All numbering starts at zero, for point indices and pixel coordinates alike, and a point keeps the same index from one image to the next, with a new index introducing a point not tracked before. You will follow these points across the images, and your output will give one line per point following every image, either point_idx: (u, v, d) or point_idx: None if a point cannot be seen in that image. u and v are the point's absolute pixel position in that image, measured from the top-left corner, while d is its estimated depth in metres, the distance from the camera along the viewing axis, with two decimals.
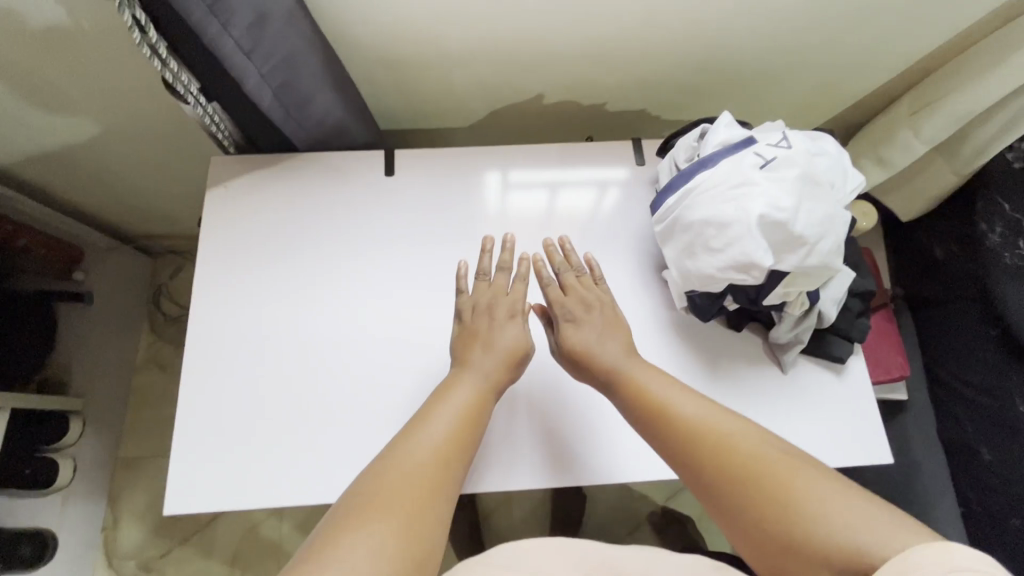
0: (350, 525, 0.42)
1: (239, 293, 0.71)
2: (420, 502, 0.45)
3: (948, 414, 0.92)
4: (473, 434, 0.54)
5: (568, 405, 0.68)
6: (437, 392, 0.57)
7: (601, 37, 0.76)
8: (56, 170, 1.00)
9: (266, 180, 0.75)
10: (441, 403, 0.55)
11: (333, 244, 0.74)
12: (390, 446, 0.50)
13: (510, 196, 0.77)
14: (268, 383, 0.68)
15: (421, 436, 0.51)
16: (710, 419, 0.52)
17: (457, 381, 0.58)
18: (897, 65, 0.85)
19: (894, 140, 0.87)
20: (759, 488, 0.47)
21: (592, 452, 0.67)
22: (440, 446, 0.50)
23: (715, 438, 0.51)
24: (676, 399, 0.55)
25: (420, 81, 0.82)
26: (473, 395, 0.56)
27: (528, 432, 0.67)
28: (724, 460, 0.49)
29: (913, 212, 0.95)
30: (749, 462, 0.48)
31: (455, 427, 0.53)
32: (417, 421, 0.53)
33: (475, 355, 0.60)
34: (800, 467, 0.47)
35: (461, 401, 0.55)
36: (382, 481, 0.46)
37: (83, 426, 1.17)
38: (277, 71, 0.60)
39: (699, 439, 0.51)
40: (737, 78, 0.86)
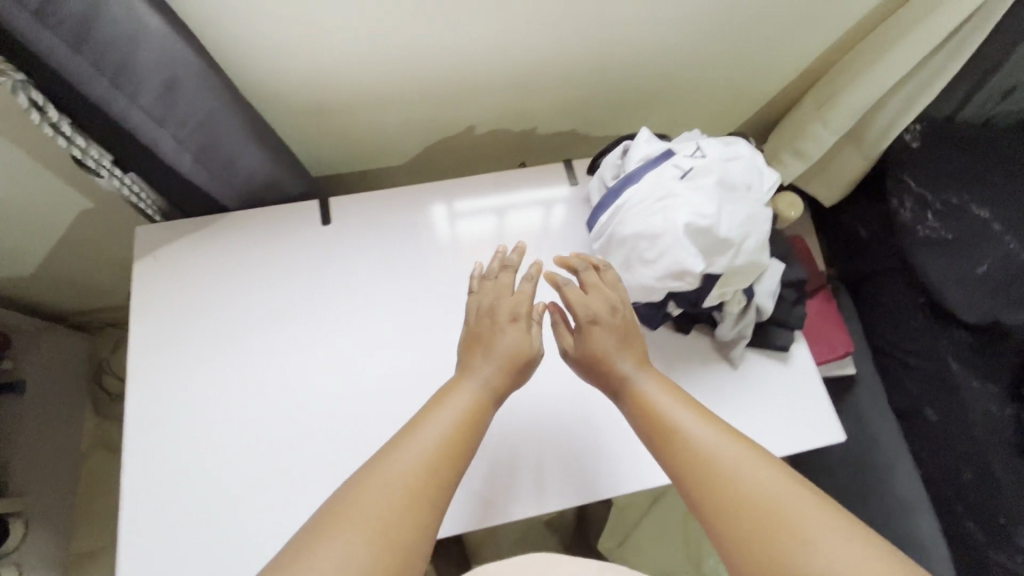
0: (326, 531, 0.44)
1: (182, 363, 0.68)
2: (399, 511, 0.46)
3: (894, 382, 0.98)
4: (466, 442, 0.53)
5: (592, 421, 0.69)
6: (434, 396, 0.57)
7: (521, 66, 0.79)
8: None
9: (199, 243, 0.72)
10: (436, 409, 0.54)
11: (276, 299, 0.72)
12: (379, 454, 0.50)
13: (459, 225, 0.77)
14: (223, 454, 0.65)
15: (411, 443, 0.50)
16: (717, 449, 0.50)
17: (454, 386, 0.57)
18: (796, 64, 0.91)
19: (806, 133, 0.93)
20: (750, 526, 0.45)
21: (626, 459, 0.69)
22: (428, 454, 0.50)
23: (718, 468, 0.49)
24: (682, 421, 0.53)
25: (349, 127, 0.82)
26: (470, 400, 0.55)
27: (546, 454, 0.68)
28: (723, 494, 0.48)
29: (834, 196, 1.01)
30: (745, 499, 0.47)
31: (448, 435, 0.52)
32: (412, 425, 0.52)
33: (475, 360, 0.59)
34: (800, 512, 0.45)
35: (456, 407, 0.54)
36: (362, 489, 0.46)
37: (25, 528, 1.08)
38: (195, 135, 0.59)
39: (699, 467, 0.49)
40: (654, 91, 0.91)
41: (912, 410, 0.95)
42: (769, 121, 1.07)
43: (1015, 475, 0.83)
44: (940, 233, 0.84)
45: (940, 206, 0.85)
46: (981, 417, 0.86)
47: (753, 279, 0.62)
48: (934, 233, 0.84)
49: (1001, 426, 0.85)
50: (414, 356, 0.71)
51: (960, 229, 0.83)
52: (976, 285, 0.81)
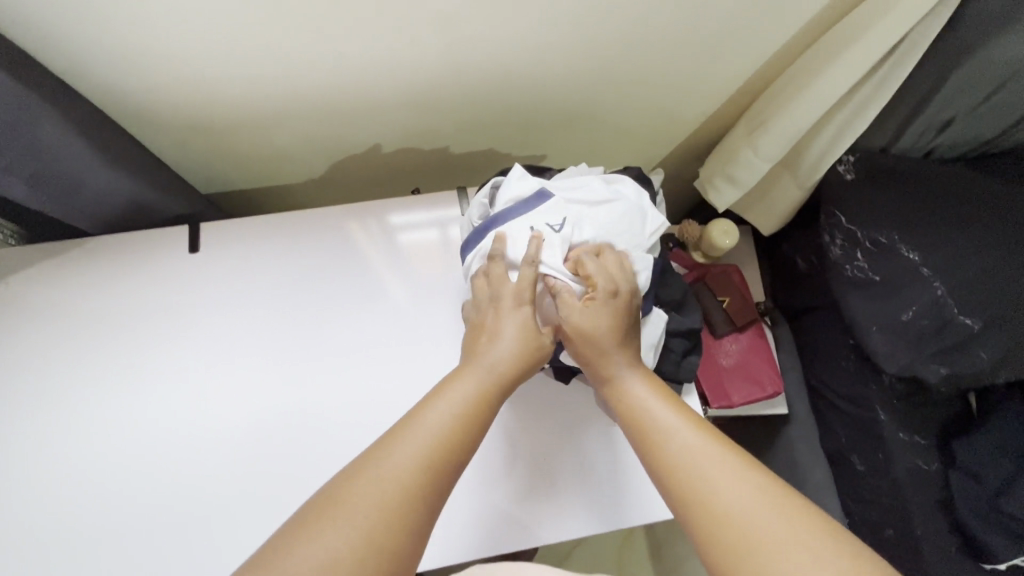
0: (306, 533, 0.40)
1: (25, 401, 0.64)
2: (394, 510, 0.42)
3: (825, 424, 0.93)
4: (474, 432, 0.49)
5: (555, 451, 0.65)
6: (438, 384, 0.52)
7: (416, 87, 0.73)
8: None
9: (60, 269, 0.68)
10: (438, 398, 0.50)
11: (137, 333, 0.68)
12: (372, 448, 0.46)
13: (398, 239, 0.73)
14: (62, 498, 0.61)
15: (413, 433, 0.47)
16: (700, 458, 0.47)
17: (463, 371, 0.53)
18: (728, 86, 0.85)
19: (738, 160, 0.88)
20: (732, 540, 0.42)
21: (598, 494, 0.64)
22: (433, 445, 0.46)
23: (696, 477, 0.45)
24: (664, 426, 0.50)
25: (238, 146, 0.77)
26: (477, 387, 0.51)
27: (525, 476, 0.64)
28: (701, 505, 0.44)
29: (772, 225, 0.96)
30: (728, 513, 0.43)
31: (452, 427, 0.48)
32: (414, 413, 0.48)
33: (481, 346, 0.54)
34: (785, 528, 0.41)
35: (461, 395, 0.50)
36: (351, 484, 0.43)
37: None
38: (22, 160, 0.55)
39: (681, 473, 0.46)
40: (574, 112, 0.85)
41: (841, 455, 0.90)
42: (710, 142, 1.01)
43: (937, 533, 0.80)
44: (868, 274, 0.81)
45: (868, 244, 0.81)
46: (906, 471, 0.82)
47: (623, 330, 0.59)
48: (862, 273, 0.81)
49: (929, 481, 0.81)
50: (280, 397, 0.66)
51: (888, 271, 0.79)
52: (899, 332, 0.78)
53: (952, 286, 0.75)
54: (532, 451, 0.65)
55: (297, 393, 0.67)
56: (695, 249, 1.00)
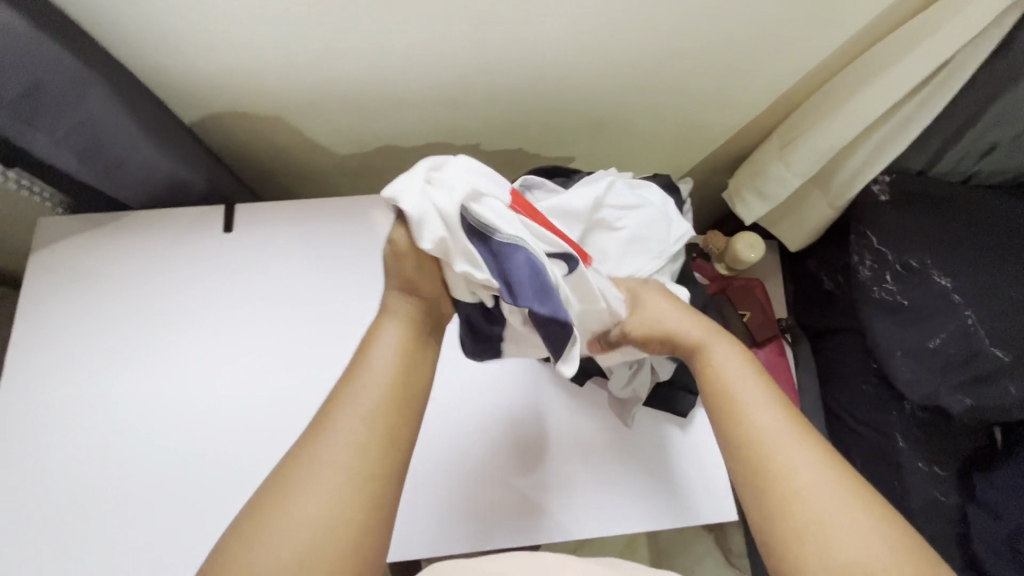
0: (259, 532, 0.41)
1: (62, 365, 0.67)
2: (340, 500, 0.43)
3: (840, 448, 0.91)
4: (406, 394, 0.49)
5: (568, 452, 0.67)
6: (357, 351, 0.51)
7: (454, 83, 0.74)
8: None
9: (99, 240, 0.71)
10: (362, 372, 0.49)
11: (171, 306, 0.70)
12: (313, 427, 0.47)
13: None
14: (94, 459, 0.64)
15: (346, 411, 0.47)
16: (779, 436, 0.49)
17: (377, 333, 0.51)
18: (763, 98, 0.84)
19: (768, 174, 0.87)
20: (790, 520, 0.46)
21: (575, 492, 0.65)
22: (365, 424, 0.46)
23: (768, 460, 0.49)
24: (748, 403, 0.52)
25: (274, 131, 0.79)
26: (396, 353, 0.50)
27: (539, 475, 0.65)
28: (768, 479, 0.48)
29: (797, 241, 0.95)
30: (798, 494, 0.46)
31: (383, 396, 0.48)
32: (341, 392, 0.48)
33: (388, 303, 0.52)
34: (842, 513, 0.45)
35: (381, 363, 0.50)
36: (299, 472, 0.44)
37: None
38: (75, 136, 0.58)
39: (755, 454, 0.49)
40: (607, 117, 0.86)
41: None
42: (742, 154, 1.00)
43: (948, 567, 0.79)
44: (896, 298, 0.79)
45: (899, 268, 0.79)
46: (921, 502, 0.81)
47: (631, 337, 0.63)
48: (891, 296, 0.79)
49: (944, 513, 0.80)
50: (301, 378, 0.68)
51: (918, 297, 0.77)
52: (924, 359, 0.76)
53: (984, 316, 0.73)
54: (547, 453, 0.66)
55: (316, 375, 0.69)
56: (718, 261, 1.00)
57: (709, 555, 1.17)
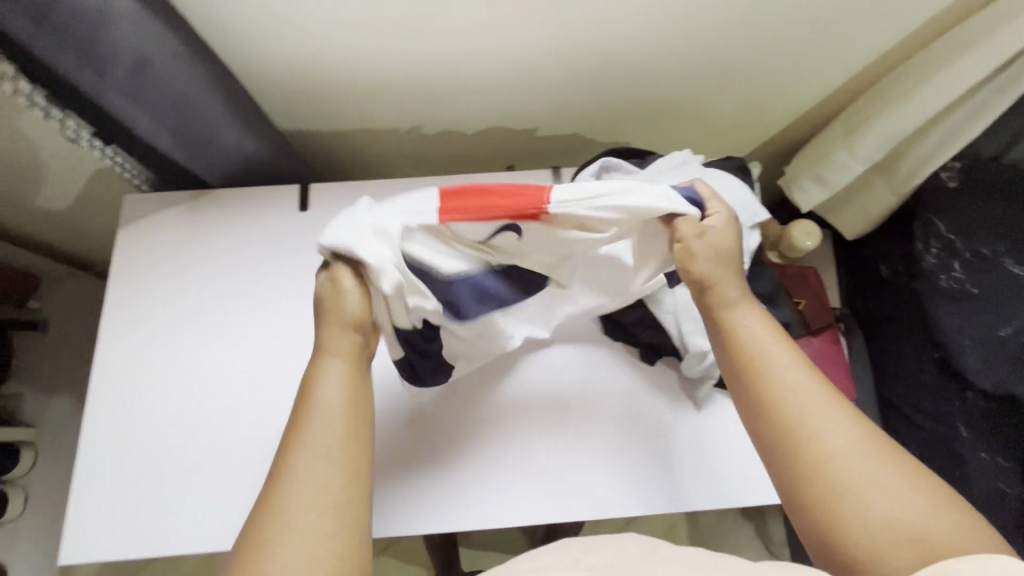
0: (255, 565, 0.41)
1: (141, 335, 0.68)
2: (322, 526, 0.43)
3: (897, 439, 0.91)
4: (357, 419, 0.49)
5: (650, 433, 0.65)
6: (302, 388, 0.51)
7: (524, 66, 0.74)
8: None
9: (178, 216, 0.72)
10: (311, 409, 0.49)
11: (245, 281, 0.71)
12: (280, 463, 0.47)
13: None
14: (173, 433, 0.65)
15: (308, 446, 0.47)
16: (808, 398, 0.50)
17: (317, 368, 0.51)
18: (830, 82, 0.84)
19: (830, 159, 0.86)
20: (826, 479, 0.46)
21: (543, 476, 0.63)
22: (324, 455, 0.46)
23: (800, 422, 0.49)
24: (774, 364, 0.52)
25: (343, 115, 0.80)
26: (342, 384, 0.50)
27: (620, 455, 0.64)
28: (801, 441, 0.48)
29: (854, 229, 0.94)
30: (831, 454, 0.47)
31: (340, 427, 0.48)
32: (294, 430, 0.48)
33: (323, 335, 0.52)
34: (877, 470, 0.46)
35: (332, 399, 0.49)
36: (274, 510, 0.44)
37: (34, 457, 1.16)
38: (171, 115, 0.60)
39: (787, 415, 0.49)
40: (670, 101, 0.85)
41: None
42: (799, 142, 0.99)
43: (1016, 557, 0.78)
44: (965, 286, 0.78)
45: (969, 255, 0.79)
46: (985, 493, 0.80)
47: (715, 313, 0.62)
48: (958, 284, 0.79)
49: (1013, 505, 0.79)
50: None
51: (989, 285, 0.77)
52: (995, 347, 0.75)
53: None
54: (628, 434, 0.65)
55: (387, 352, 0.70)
56: (773, 248, 0.98)
57: (750, 546, 1.17)
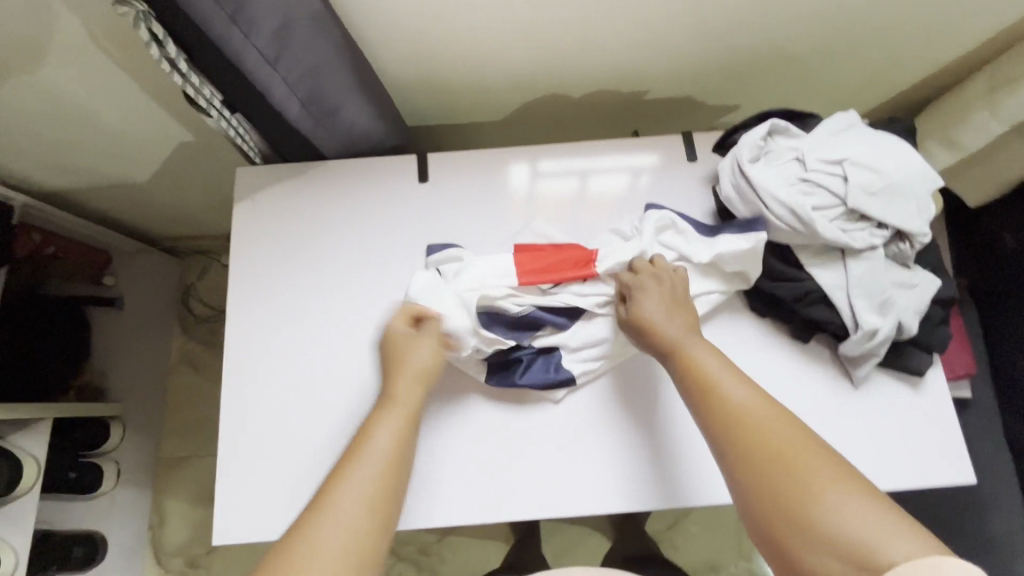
0: None
1: (269, 317, 0.68)
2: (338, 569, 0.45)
3: (1018, 414, 0.88)
4: (396, 473, 0.53)
5: None
6: (357, 435, 0.55)
7: (652, 20, 0.69)
8: (59, 175, 0.93)
9: (294, 191, 0.72)
10: (360, 457, 0.52)
11: (363, 260, 0.70)
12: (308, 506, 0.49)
13: (538, 186, 0.73)
14: (308, 415, 0.65)
15: (343, 489, 0.50)
16: (756, 412, 0.50)
17: (378, 415, 0.56)
18: (975, 34, 0.77)
19: (967, 119, 0.80)
20: (793, 501, 0.45)
21: (644, 464, 0.64)
22: (361, 502, 0.49)
23: (762, 447, 0.48)
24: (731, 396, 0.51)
25: (450, 78, 0.75)
26: (392, 435, 0.54)
27: None
28: (756, 453, 0.48)
29: (983, 195, 0.88)
30: (796, 479, 0.45)
31: (382, 471, 0.52)
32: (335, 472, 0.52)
33: (394, 387, 0.58)
34: (846, 498, 0.44)
35: (381, 447, 0.53)
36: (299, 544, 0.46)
37: (123, 430, 1.17)
38: (304, 79, 0.55)
39: (744, 441, 0.48)
40: (796, 59, 0.79)
41: None
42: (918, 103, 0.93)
43: None
44: None
45: None
46: None
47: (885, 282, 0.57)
48: None
49: None
50: None
51: None
52: None
53: None
54: None
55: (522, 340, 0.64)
56: None
57: None
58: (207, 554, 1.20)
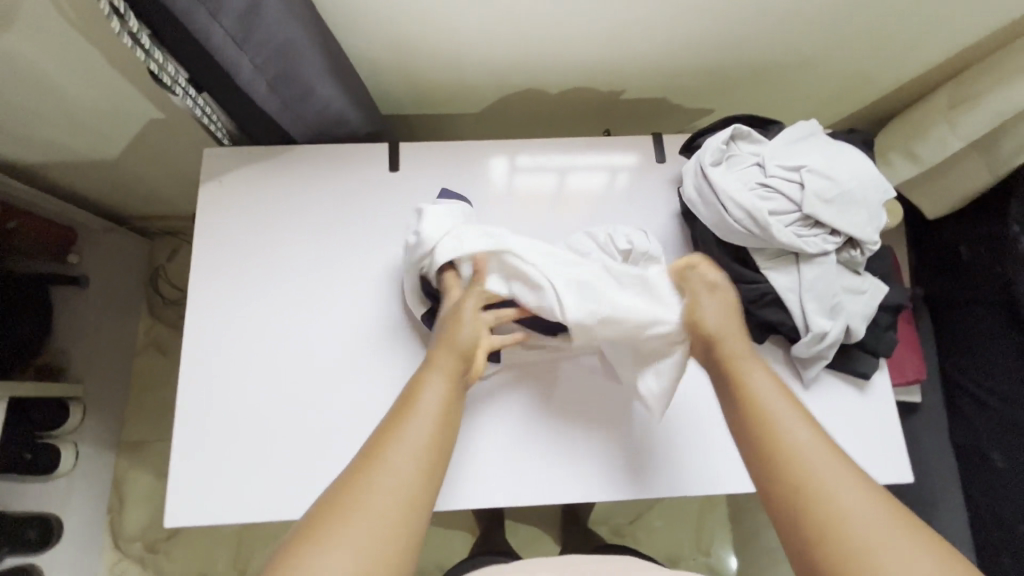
0: (320, 544, 0.40)
1: (231, 300, 0.68)
2: (389, 525, 0.42)
3: (961, 419, 0.92)
4: (445, 436, 0.51)
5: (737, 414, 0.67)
6: (403, 398, 0.53)
7: (629, 20, 0.69)
8: (19, 148, 0.90)
9: (262, 174, 0.71)
10: (410, 417, 0.50)
11: (332, 249, 0.70)
12: (357, 461, 0.46)
13: (517, 181, 0.74)
14: (269, 400, 0.65)
15: (397, 443, 0.47)
16: (811, 449, 0.46)
17: (427, 377, 0.54)
18: (937, 53, 0.79)
19: (925, 135, 0.83)
20: (841, 532, 0.42)
21: (584, 458, 0.66)
22: (412, 459, 0.47)
23: (811, 471, 0.45)
24: (781, 418, 0.49)
25: (427, 68, 0.75)
26: (439, 398, 0.53)
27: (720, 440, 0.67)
28: (799, 478, 0.45)
29: (939, 209, 0.91)
30: (838, 506, 0.43)
31: (431, 432, 0.50)
32: (387, 430, 0.49)
33: (440, 354, 0.56)
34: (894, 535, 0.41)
35: (429, 407, 0.51)
36: (351, 498, 0.43)
37: (83, 411, 1.14)
38: (272, 61, 0.55)
39: (790, 462, 0.46)
40: (766, 67, 0.81)
41: (977, 452, 0.89)
42: (884, 116, 0.95)
43: None
44: None
45: None
46: None
47: (843, 293, 0.59)
48: None
49: None
50: None
51: None
52: None
53: None
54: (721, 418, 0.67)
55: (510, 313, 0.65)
56: None
57: None
58: (168, 539, 1.19)
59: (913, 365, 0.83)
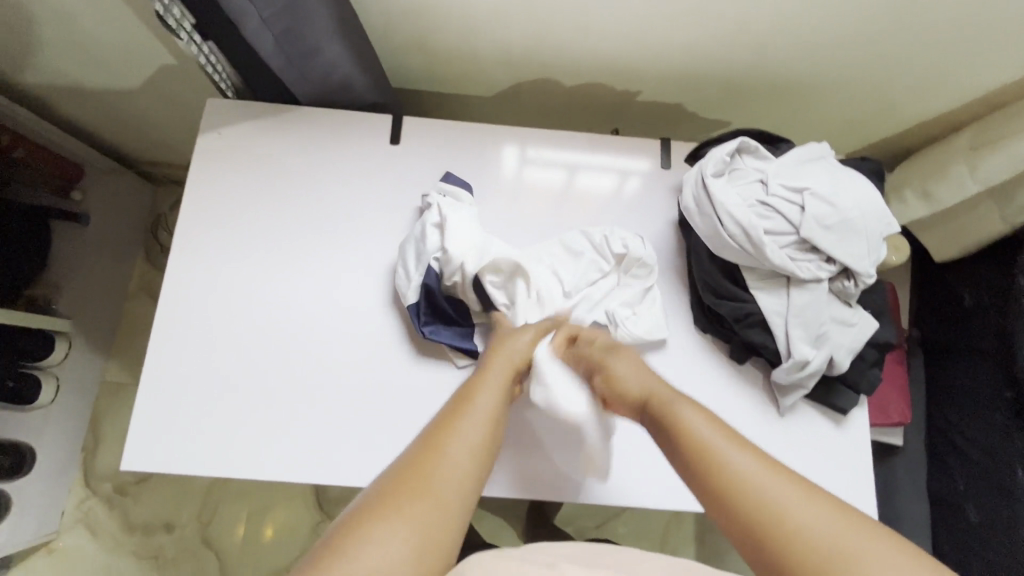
0: (379, 524, 0.39)
1: (216, 254, 0.67)
2: (445, 514, 0.41)
3: (941, 467, 0.90)
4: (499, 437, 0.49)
5: None
6: (460, 392, 0.51)
7: (651, 19, 0.68)
8: (34, 76, 0.90)
9: (262, 131, 0.70)
10: (467, 411, 0.48)
11: (324, 215, 0.69)
12: (419, 448, 0.45)
13: (526, 172, 0.72)
14: (240, 358, 0.65)
15: (457, 436, 0.46)
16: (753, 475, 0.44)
17: (485, 375, 0.52)
18: (966, 91, 0.77)
19: (944, 175, 0.81)
20: (810, 557, 0.39)
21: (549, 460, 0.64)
22: (472, 455, 0.45)
23: (763, 501, 0.42)
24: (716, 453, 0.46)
25: (442, 44, 0.74)
26: (499, 396, 0.51)
27: None
28: (754, 513, 0.42)
29: (948, 252, 0.89)
30: (798, 529, 0.40)
31: (487, 428, 0.48)
32: (446, 421, 0.47)
33: (496, 357, 0.55)
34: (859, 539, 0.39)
35: (487, 404, 0.49)
36: (413, 482, 0.42)
37: (69, 345, 1.14)
38: (280, 16, 0.54)
39: (735, 497, 0.43)
40: (788, 85, 0.79)
41: (952, 503, 0.88)
42: (903, 152, 0.93)
43: None
44: None
45: None
46: None
47: (831, 327, 0.57)
48: None
49: None
50: None
51: None
52: None
53: None
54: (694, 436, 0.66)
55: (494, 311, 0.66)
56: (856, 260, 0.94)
57: None
58: (137, 483, 1.20)
59: (898, 407, 0.81)
